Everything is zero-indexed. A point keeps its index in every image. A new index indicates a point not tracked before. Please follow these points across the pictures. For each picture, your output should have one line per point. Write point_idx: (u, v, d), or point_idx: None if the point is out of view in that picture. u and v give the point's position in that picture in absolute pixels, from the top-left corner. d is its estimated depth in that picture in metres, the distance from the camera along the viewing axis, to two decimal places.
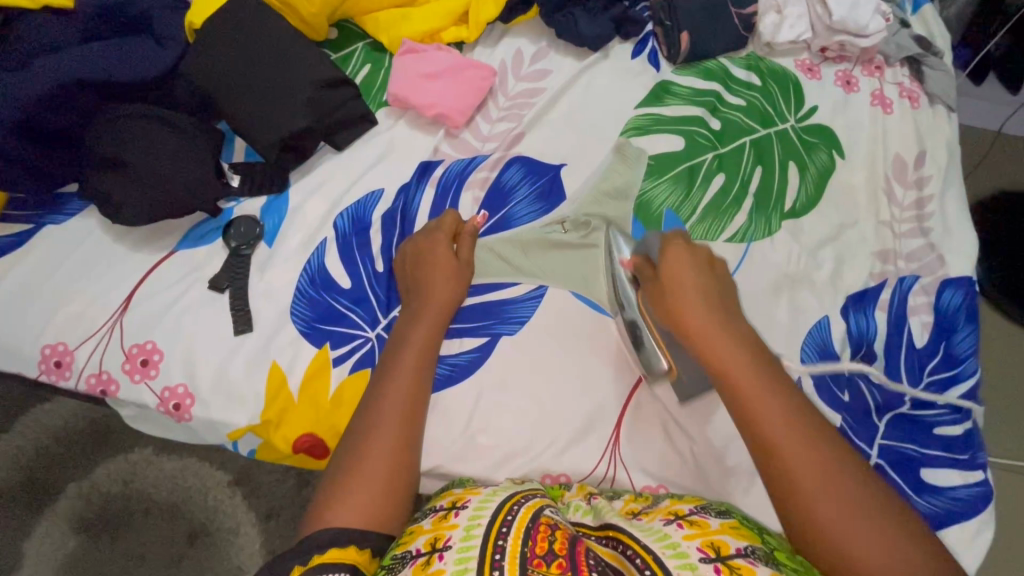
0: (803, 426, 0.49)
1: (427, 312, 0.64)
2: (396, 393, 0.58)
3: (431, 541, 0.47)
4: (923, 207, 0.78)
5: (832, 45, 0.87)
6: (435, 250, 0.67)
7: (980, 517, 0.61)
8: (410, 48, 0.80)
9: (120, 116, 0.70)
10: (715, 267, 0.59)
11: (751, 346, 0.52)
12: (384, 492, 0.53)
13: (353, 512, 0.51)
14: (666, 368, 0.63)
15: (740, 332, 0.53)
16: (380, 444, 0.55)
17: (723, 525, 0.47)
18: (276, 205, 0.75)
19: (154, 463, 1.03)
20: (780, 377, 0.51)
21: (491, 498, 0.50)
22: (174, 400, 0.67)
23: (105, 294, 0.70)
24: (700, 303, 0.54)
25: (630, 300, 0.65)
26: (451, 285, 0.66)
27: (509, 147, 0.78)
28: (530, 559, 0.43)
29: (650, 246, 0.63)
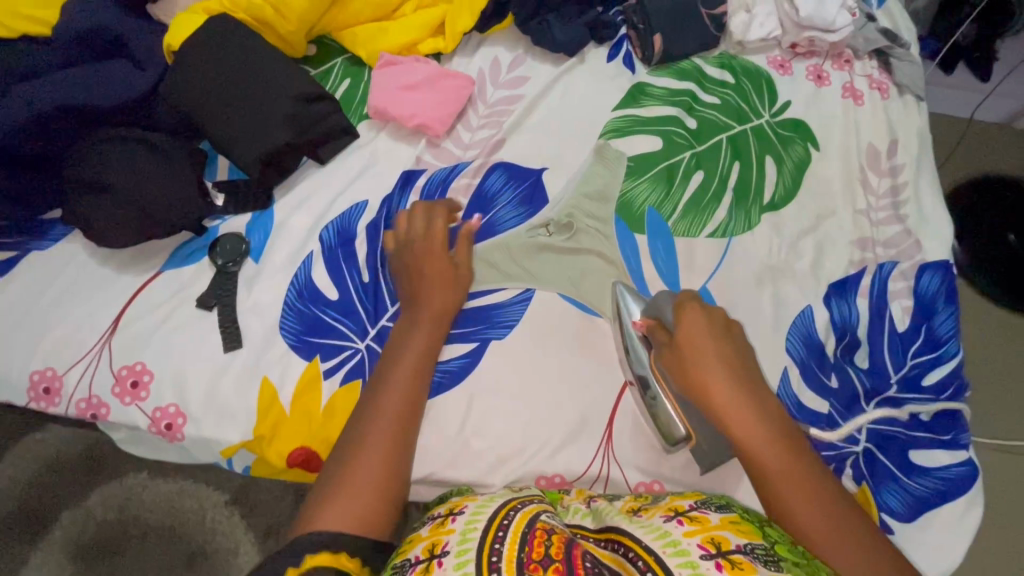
0: (841, 517, 0.49)
1: (425, 318, 0.64)
2: (392, 404, 0.58)
3: (429, 546, 0.47)
4: (898, 194, 0.79)
5: (802, 41, 0.89)
6: (434, 256, 0.68)
7: (969, 496, 0.62)
8: (388, 60, 0.81)
9: (103, 141, 0.71)
10: (733, 332, 0.59)
11: (779, 429, 0.53)
12: (365, 497, 0.53)
13: (337, 517, 0.51)
14: (686, 432, 0.62)
15: (768, 413, 0.53)
16: (369, 446, 0.55)
17: (722, 520, 0.47)
18: (261, 221, 0.75)
19: (149, 487, 1.02)
20: (810, 459, 0.52)
21: (488, 503, 0.52)
22: (166, 420, 0.67)
23: (92, 318, 0.70)
24: (727, 384, 0.54)
25: (642, 360, 0.64)
26: (450, 291, 0.67)
27: (490, 154, 0.79)
28: (526, 562, 0.42)
29: (662, 309, 0.63)
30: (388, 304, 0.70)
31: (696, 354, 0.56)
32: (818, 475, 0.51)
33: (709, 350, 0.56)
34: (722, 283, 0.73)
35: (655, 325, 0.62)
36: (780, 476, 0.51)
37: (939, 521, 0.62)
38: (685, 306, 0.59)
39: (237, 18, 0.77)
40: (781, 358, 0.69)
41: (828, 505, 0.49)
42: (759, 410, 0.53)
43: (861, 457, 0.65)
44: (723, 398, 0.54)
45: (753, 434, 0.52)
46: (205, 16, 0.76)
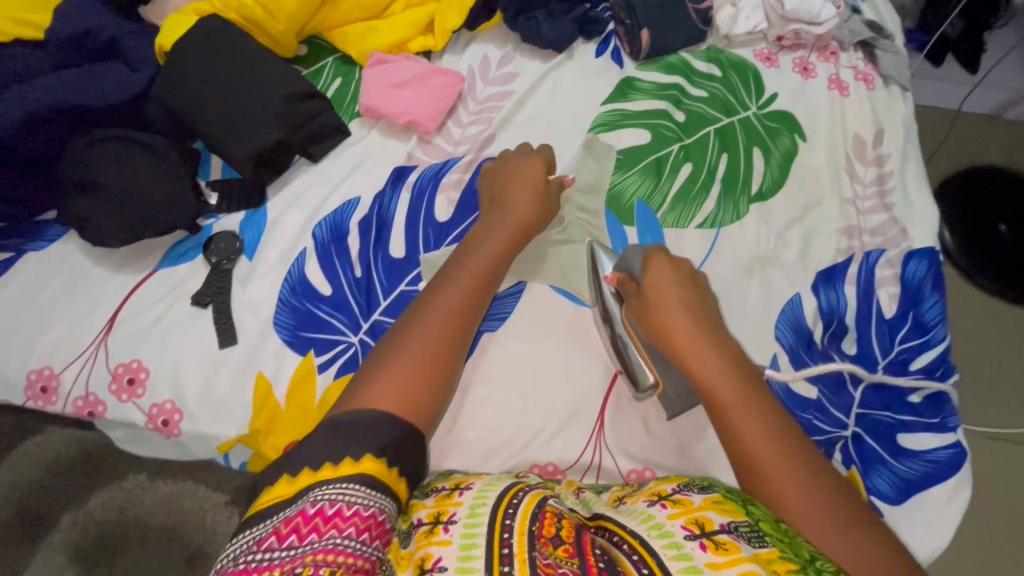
0: (790, 446, 0.49)
1: (502, 225, 0.66)
2: (449, 300, 0.58)
3: (434, 513, 0.48)
4: (883, 182, 0.80)
5: (788, 34, 0.90)
6: (527, 174, 0.70)
7: (956, 477, 0.63)
8: (378, 59, 0.82)
9: (97, 142, 0.71)
10: (700, 288, 0.61)
11: (735, 363, 0.54)
12: (417, 378, 0.52)
13: (384, 393, 0.50)
14: (653, 381, 0.64)
15: (726, 352, 0.55)
16: (429, 326, 0.55)
17: (706, 501, 0.47)
18: (255, 219, 0.76)
19: (149, 488, 1.02)
20: (766, 395, 0.52)
21: (495, 482, 0.51)
22: (162, 417, 0.67)
23: (88, 317, 0.71)
24: (686, 322, 0.57)
25: (616, 315, 0.66)
26: (531, 207, 0.68)
27: (480, 150, 0.80)
28: (537, 537, 0.44)
29: (631, 262, 0.65)
30: (380, 298, 0.71)
31: (658, 296, 0.59)
32: (770, 406, 0.51)
33: (671, 292, 0.59)
34: (711, 273, 0.73)
35: (626, 278, 0.64)
36: (731, 403, 0.51)
37: (928, 502, 0.62)
38: (652, 256, 0.62)
39: (228, 19, 0.77)
40: (770, 346, 0.70)
41: (777, 433, 0.49)
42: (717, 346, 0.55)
43: (851, 442, 0.66)
44: (682, 334, 0.56)
45: (708, 367, 0.53)
46: (196, 17, 0.76)
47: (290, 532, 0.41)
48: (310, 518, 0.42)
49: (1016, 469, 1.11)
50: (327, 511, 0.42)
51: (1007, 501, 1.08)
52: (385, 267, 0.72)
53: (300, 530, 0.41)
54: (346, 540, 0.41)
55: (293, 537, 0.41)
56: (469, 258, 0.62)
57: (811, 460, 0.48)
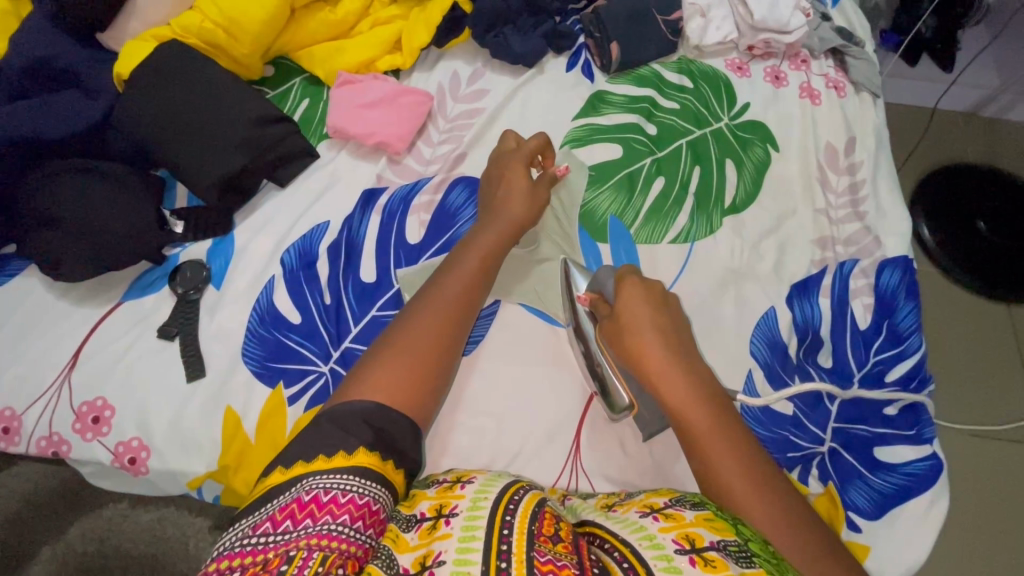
0: (762, 470, 0.49)
1: (494, 225, 0.68)
2: (435, 308, 0.58)
3: (436, 506, 0.48)
4: (856, 191, 0.80)
5: (758, 43, 0.90)
6: (515, 175, 0.71)
7: (934, 490, 0.63)
8: (345, 79, 0.81)
9: (54, 174, 0.70)
10: (673, 310, 0.60)
11: (708, 390, 0.53)
12: (410, 377, 0.53)
13: (378, 390, 0.51)
14: (628, 401, 0.63)
15: (696, 375, 0.54)
16: (416, 338, 0.55)
17: (699, 517, 0.45)
18: (222, 247, 0.75)
19: (130, 517, 1.00)
20: (735, 419, 0.52)
21: (498, 477, 0.51)
22: (129, 454, 0.65)
23: (50, 354, 0.69)
24: (659, 347, 0.56)
25: (590, 335, 0.66)
26: (521, 207, 0.69)
27: (451, 169, 0.79)
28: (537, 536, 0.43)
29: (603, 283, 0.65)
30: (351, 325, 0.70)
31: (631, 320, 0.58)
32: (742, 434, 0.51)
33: (643, 315, 0.58)
34: (685, 288, 0.73)
35: (598, 300, 0.64)
36: (704, 433, 0.50)
37: (905, 516, 0.62)
38: (625, 279, 0.61)
39: (189, 43, 0.76)
40: (746, 361, 0.69)
41: (749, 457, 0.49)
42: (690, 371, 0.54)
43: (827, 457, 0.66)
44: (655, 359, 0.55)
45: (682, 395, 0.52)
46: (155, 42, 0.75)
47: (286, 518, 0.42)
48: (305, 504, 0.43)
49: (997, 467, 1.12)
50: (321, 497, 0.44)
51: (990, 499, 1.09)
52: (355, 292, 0.71)
53: (295, 516, 0.43)
54: (339, 527, 0.43)
55: (289, 522, 0.42)
56: (453, 270, 0.63)
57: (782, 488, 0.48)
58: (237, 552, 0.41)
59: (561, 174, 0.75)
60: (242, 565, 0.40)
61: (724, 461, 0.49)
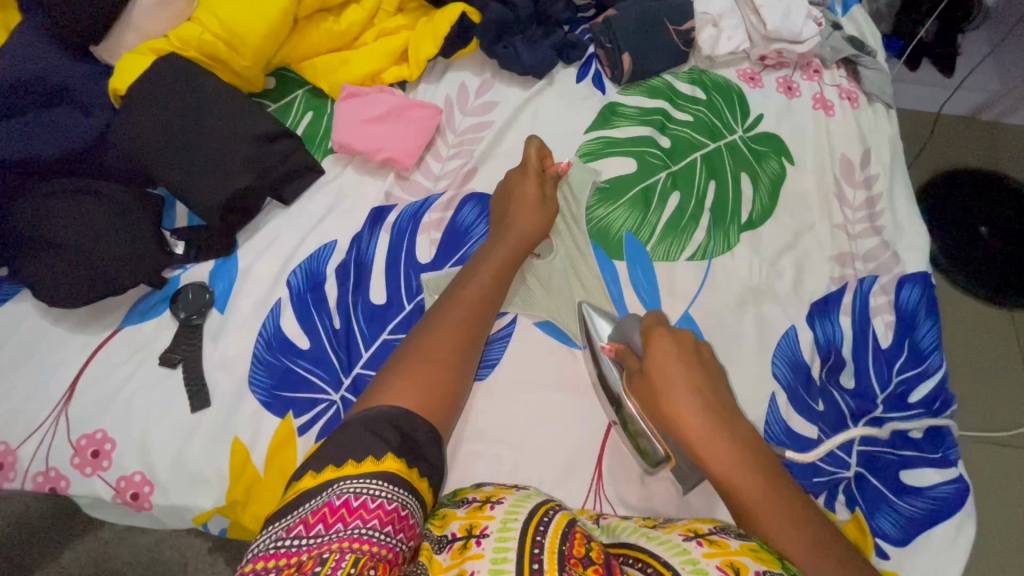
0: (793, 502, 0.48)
1: (505, 237, 0.67)
2: (451, 325, 0.57)
3: (466, 526, 0.46)
4: (873, 205, 0.79)
5: (771, 53, 0.88)
6: (525, 184, 0.70)
7: (963, 514, 0.62)
8: (351, 92, 0.78)
9: (47, 195, 0.66)
10: (704, 358, 0.59)
11: (733, 427, 0.53)
12: (427, 386, 0.51)
13: (397, 395, 0.49)
14: (664, 454, 0.62)
15: (722, 413, 0.54)
16: (435, 352, 0.54)
17: (744, 546, 0.43)
18: (225, 268, 0.72)
19: (127, 539, 0.97)
20: (761, 452, 0.52)
21: (528, 498, 0.48)
22: (131, 490, 0.63)
23: (46, 384, 0.66)
24: (696, 410, 0.54)
25: (617, 388, 0.64)
26: (532, 217, 0.68)
27: (461, 185, 0.76)
28: (567, 556, 0.41)
29: (631, 335, 0.65)
30: (361, 350, 0.67)
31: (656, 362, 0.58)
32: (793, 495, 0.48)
33: (676, 376, 0.57)
34: (703, 308, 0.71)
35: (626, 349, 0.63)
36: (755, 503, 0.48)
37: (935, 542, 0.61)
38: (652, 332, 0.61)
39: (188, 57, 0.73)
40: (768, 383, 0.68)
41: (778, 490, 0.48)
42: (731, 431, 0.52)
43: (853, 482, 0.65)
44: (692, 423, 0.53)
45: (726, 462, 0.50)
46: (153, 56, 0.72)
47: (319, 521, 0.40)
48: (337, 508, 0.41)
49: (1009, 474, 1.10)
50: (352, 502, 0.41)
51: (1007, 508, 1.07)
52: (365, 315, 0.69)
53: (327, 520, 0.40)
54: (370, 531, 0.40)
55: (321, 526, 0.40)
56: (466, 286, 0.61)
57: (848, 551, 0.45)
58: (271, 554, 0.39)
59: (562, 172, 0.75)
60: (275, 568, 0.38)
61: (785, 534, 0.46)
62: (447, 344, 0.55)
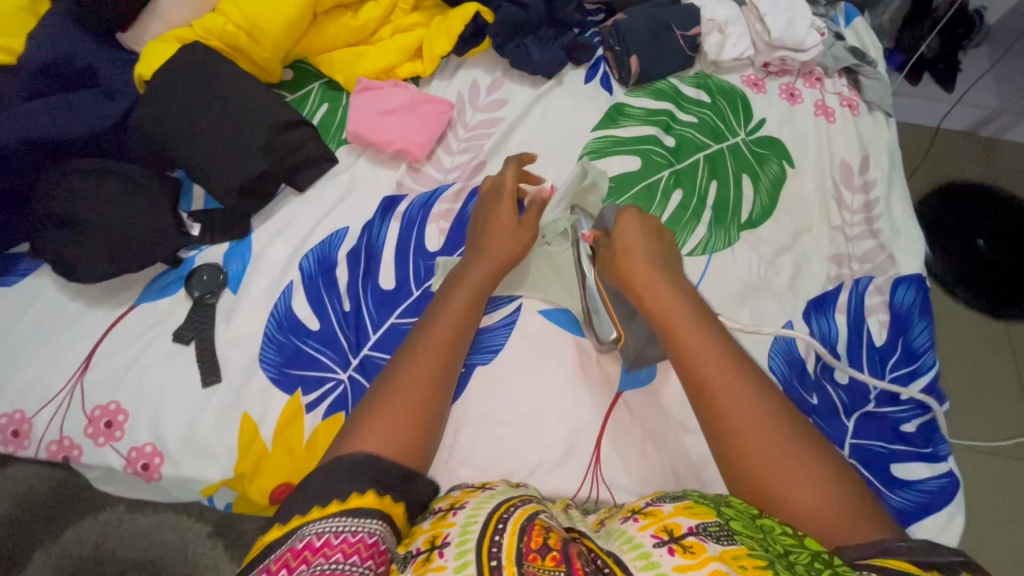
0: (743, 379, 0.49)
1: (481, 263, 0.64)
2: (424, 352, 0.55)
3: (430, 539, 0.45)
4: (871, 209, 0.81)
5: (774, 60, 0.90)
6: (499, 208, 0.68)
7: (949, 507, 0.64)
8: (366, 85, 0.81)
9: (70, 174, 0.69)
10: (667, 242, 0.60)
11: (696, 306, 0.54)
12: (407, 424, 0.51)
13: (367, 438, 0.49)
14: (614, 335, 0.67)
15: (688, 295, 0.55)
16: (409, 383, 0.53)
17: (677, 507, 0.44)
18: (239, 250, 0.74)
19: (126, 521, 0.96)
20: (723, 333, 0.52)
21: (489, 499, 0.48)
22: (142, 460, 0.64)
23: (61, 356, 0.68)
24: (654, 277, 0.55)
25: (591, 274, 0.68)
26: (508, 241, 0.66)
27: (471, 177, 0.79)
28: (525, 553, 0.41)
29: (608, 220, 0.66)
30: (369, 332, 0.69)
31: (623, 243, 0.58)
32: (752, 374, 0.49)
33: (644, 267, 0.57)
34: None
35: (601, 233, 0.65)
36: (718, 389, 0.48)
37: (923, 533, 0.63)
38: (623, 213, 0.61)
39: (211, 46, 0.76)
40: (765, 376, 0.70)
41: (731, 368, 0.49)
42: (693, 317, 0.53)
43: None
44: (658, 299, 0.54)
45: (690, 352, 0.51)
46: (178, 45, 0.74)
47: (281, 567, 0.42)
48: (299, 552, 0.43)
49: (1000, 484, 1.11)
50: (315, 542, 0.43)
51: (1000, 515, 1.08)
52: (374, 300, 0.71)
53: (290, 564, 0.42)
54: (335, 565, 0.42)
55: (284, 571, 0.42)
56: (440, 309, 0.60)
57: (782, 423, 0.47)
58: None
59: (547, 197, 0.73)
60: None
61: (730, 407, 0.47)
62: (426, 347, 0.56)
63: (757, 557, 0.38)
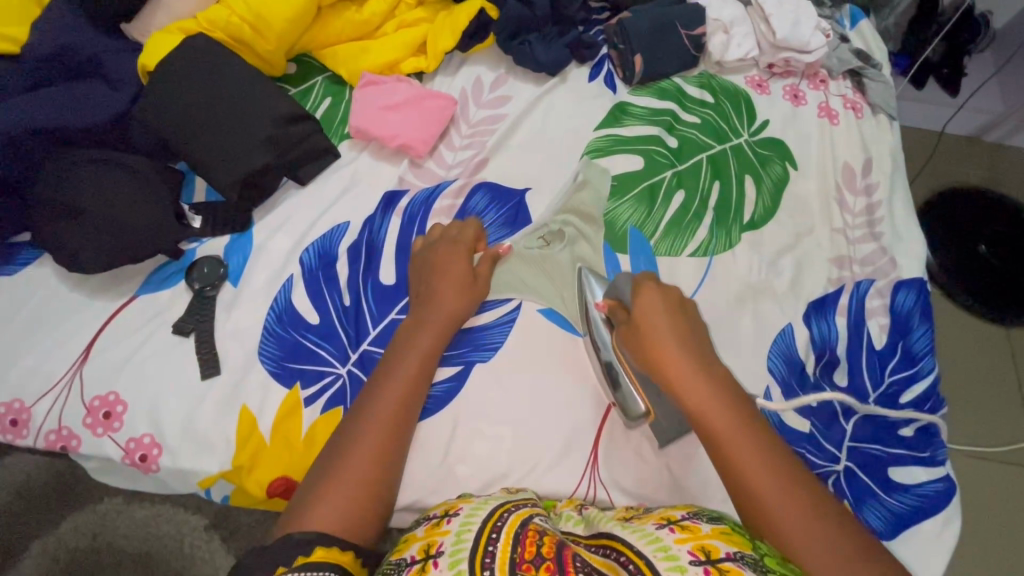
0: (795, 484, 0.47)
1: (433, 322, 0.64)
2: (376, 427, 0.56)
3: (424, 547, 0.46)
4: (873, 212, 0.81)
5: (779, 61, 0.90)
6: (451, 262, 0.67)
7: (946, 512, 0.64)
8: (369, 80, 0.81)
9: (71, 164, 0.68)
10: (690, 315, 0.58)
11: (734, 399, 0.51)
12: (357, 502, 0.52)
13: (321, 516, 0.50)
14: (643, 409, 0.63)
15: (725, 385, 0.52)
16: (360, 457, 0.54)
17: (714, 530, 0.45)
18: (240, 243, 0.74)
19: (124, 512, 0.96)
20: (764, 430, 0.50)
21: (482, 506, 0.50)
22: (141, 451, 0.65)
23: (62, 346, 0.68)
24: (689, 367, 0.53)
25: (605, 342, 0.65)
26: (460, 298, 0.66)
27: (472, 174, 0.79)
28: (518, 563, 0.42)
29: (621, 289, 0.63)
30: (369, 328, 0.69)
31: (649, 327, 0.55)
32: (801, 479, 0.48)
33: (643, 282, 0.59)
34: (703, 303, 0.73)
35: (616, 305, 0.63)
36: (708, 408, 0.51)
37: (918, 537, 0.63)
38: (641, 285, 0.58)
39: (215, 38, 0.75)
40: (764, 377, 0.69)
41: (782, 473, 0.48)
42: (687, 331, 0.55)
43: (843, 476, 0.66)
44: (695, 396, 0.51)
45: (682, 369, 0.53)
46: (181, 36, 0.74)
47: None
48: None
49: (997, 490, 1.11)
50: None
51: (996, 520, 1.08)
52: (374, 295, 0.71)
53: None
54: None
55: None
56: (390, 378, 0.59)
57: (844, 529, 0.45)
58: None
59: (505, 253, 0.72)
60: None
61: (791, 524, 0.46)
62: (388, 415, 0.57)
63: None
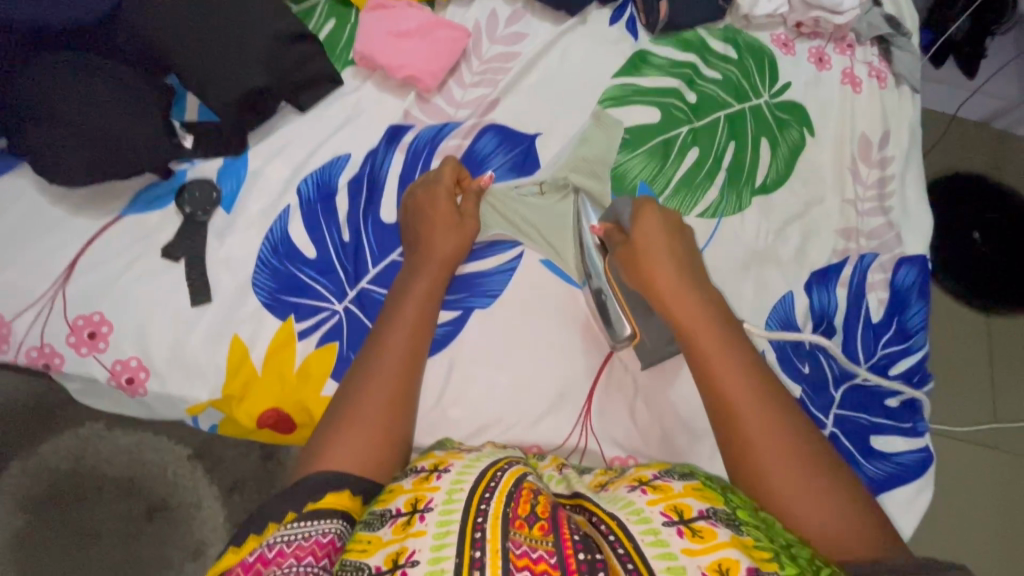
0: (761, 387, 0.49)
1: (427, 266, 0.62)
2: (380, 378, 0.54)
3: (411, 501, 0.45)
4: (885, 186, 0.80)
5: (808, 20, 0.86)
6: (435, 202, 0.65)
7: (921, 480, 0.66)
8: (377, 3, 0.75)
9: (48, 64, 0.62)
10: (687, 237, 0.60)
11: (718, 312, 0.53)
12: (373, 444, 0.51)
13: (334, 459, 0.50)
14: (630, 332, 0.64)
15: (711, 302, 0.54)
16: (368, 406, 0.53)
17: (687, 488, 0.45)
18: (233, 168, 0.71)
19: (107, 437, 0.95)
20: (740, 341, 0.52)
21: (476, 462, 0.49)
22: (127, 374, 0.63)
23: (44, 262, 0.65)
24: (677, 280, 0.55)
25: (598, 268, 0.66)
26: (450, 240, 0.64)
27: (483, 114, 0.75)
28: (511, 521, 0.41)
29: (619, 212, 0.64)
30: (368, 266, 0.67)
31: (646, 243, 0.57)
32: (765, 381, 0.50)
33: (733, 379, 0.49)
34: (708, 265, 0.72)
35: (613, 228, 0.63)
36: (787, 489, 0.45)
37: (892, 502, 0.65)
38: (641, 208, 0.60)
39: None
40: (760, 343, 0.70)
41: (750, 379, 0.49)
42: (792, 431, 0.48)
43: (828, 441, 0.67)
44: (676, 299, 0.54)
45: (688, 308, 0.53)
46: None
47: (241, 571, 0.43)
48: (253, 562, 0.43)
49: (963, 470, 1.16)
50: (266, 555, 0.43)
51: (959, 497, 1.13)
52: (374, 231, 0.68)
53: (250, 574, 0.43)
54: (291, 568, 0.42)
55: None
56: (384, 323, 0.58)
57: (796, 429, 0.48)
58: None
59: (486, 186, 0.70)
60: None
61: (745, 411, 0.48)
62: (393, 361, 0.56)
63: (765, 548, 0.40)
